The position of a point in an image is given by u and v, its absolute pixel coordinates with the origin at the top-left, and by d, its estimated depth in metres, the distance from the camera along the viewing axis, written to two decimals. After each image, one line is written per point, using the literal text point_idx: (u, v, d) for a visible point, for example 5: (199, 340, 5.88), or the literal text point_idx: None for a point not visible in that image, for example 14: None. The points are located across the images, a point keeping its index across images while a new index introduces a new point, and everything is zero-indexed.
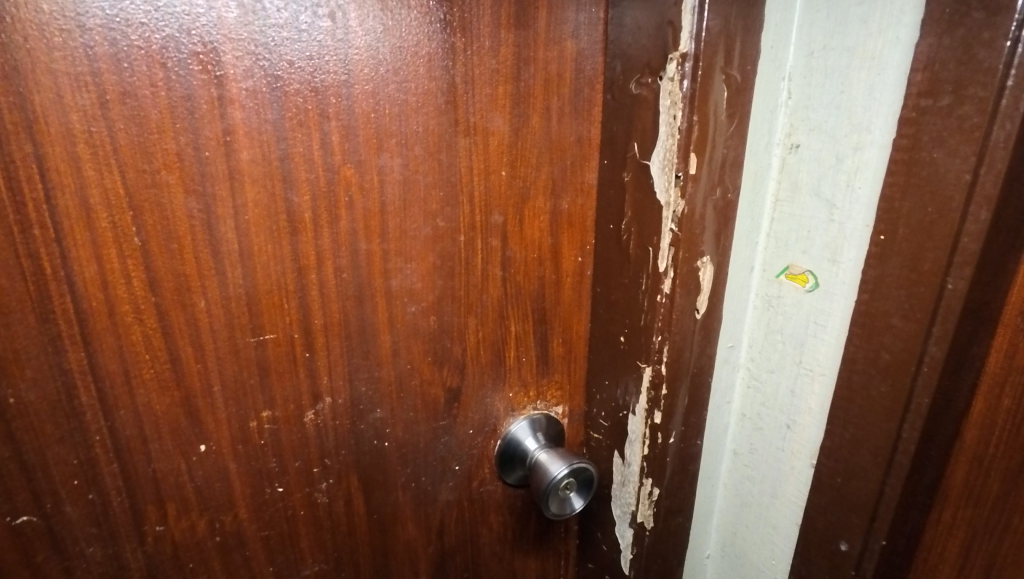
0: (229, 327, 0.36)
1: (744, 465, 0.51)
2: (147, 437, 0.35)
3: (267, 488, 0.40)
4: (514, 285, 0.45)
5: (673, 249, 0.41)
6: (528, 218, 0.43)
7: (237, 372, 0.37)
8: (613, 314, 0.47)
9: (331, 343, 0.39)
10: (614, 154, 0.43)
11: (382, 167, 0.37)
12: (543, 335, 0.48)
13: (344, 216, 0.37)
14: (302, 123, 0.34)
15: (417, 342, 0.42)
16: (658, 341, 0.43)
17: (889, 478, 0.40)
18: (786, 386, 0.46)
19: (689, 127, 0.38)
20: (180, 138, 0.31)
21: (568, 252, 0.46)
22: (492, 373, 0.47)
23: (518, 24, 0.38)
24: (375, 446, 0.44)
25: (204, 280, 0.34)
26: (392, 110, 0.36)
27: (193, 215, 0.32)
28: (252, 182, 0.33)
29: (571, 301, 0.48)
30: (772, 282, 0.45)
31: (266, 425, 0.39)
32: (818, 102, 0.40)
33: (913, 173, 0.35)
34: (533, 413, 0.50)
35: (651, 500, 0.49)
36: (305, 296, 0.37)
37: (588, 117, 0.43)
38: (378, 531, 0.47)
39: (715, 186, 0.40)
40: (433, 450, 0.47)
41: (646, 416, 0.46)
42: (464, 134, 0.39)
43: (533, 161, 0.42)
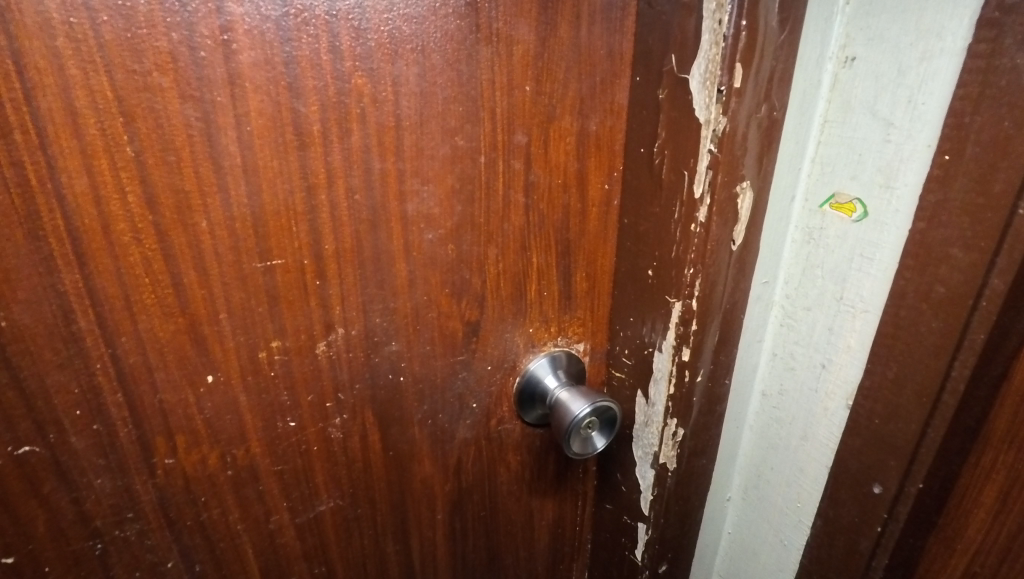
0: (235, 251, 0.33)
1: (772, 407, 0.49)
2: (152, 366, 0.33)
3: (279, 422, 0.39)
4: (537, 214, 0.42)
5: (712, 173, 0.38)
6: (553, 139, 0.40)
7: (245, 299, 0.35)
8: (642, 246, 0.44)
9: (344, 270, 0.37)
10: (649, 70, 0.39)
11: (397, 77, 0.33)
12: (567, 268, 0.45)
13: (356, 130, 0.34)
14: (308, 22, 0.30)
15: (435, 273, 0.40)
16: (690, 274, 0.41)
17: (932, 419, 0.38)
18: (823, 324, 0.44)
19: (737, 33, 0.34)
20: (173, 35, 0.28)
21: (594, 178, 0.43)
22: (512, 308, 0.44)
23: None
24: (391, 381, 0.42)
25: (206, 198, 0.31)
26: (407, 11, 0.32)
27: (191, 123, 0.30)
28: (255, 89, 0.30)
29: (596, 233, 0.45)
30: (814, 213, 0.42)
31: (276, 356, 0.37)
32: (881, 7, 0.35)
33: (989, 83, 0.31)
34: (555, 350, 0.48)
35: (675, 441, 0.47)
36: (315, 219, 0.35)
37: (621, 28, 0.39)
38: (395, 468, 0.46)
39: (761, 103, 0.37)
40: (451, 387, 0.45)
41: (673, 354, 0.44)
42: (486, 43, 0.35)
43: (560, 76, 0.38)
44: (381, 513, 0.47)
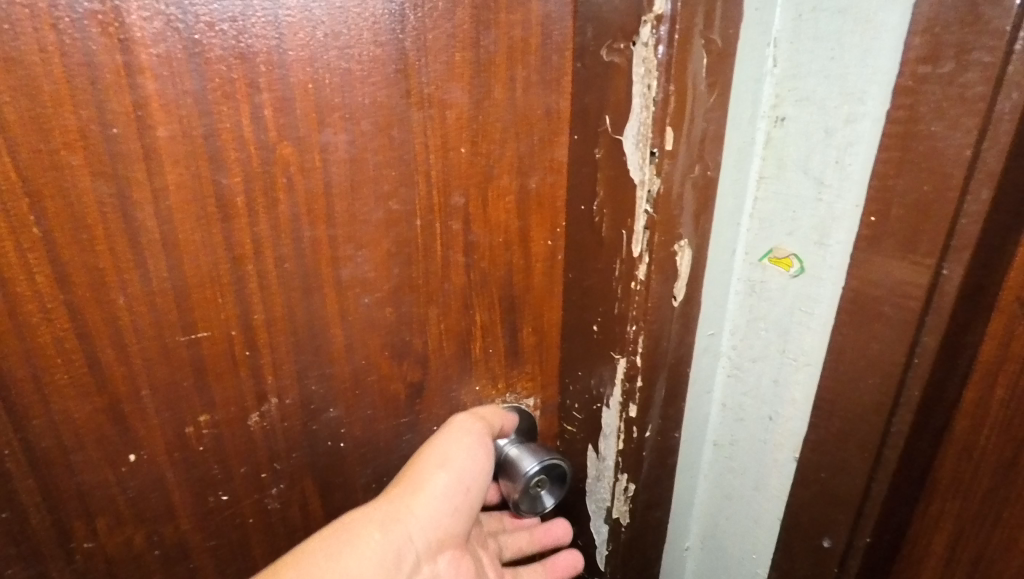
0: (157, 325, 0.32)
1: (725, 456, 0.49)
2: (69, 448, 0.32)
3: (210, 496, 0.37)
4: (479, 272, 0.41)
5: (649, 232, 0.38)
6: (493, 198, 0.40)
7: (170, 374, 0.33)
8: (587, 302, 0.43)
9: (276, 338, 0.36)
10: (586, 129, 0.39)
11: (326, 144, 0.33)
12: (514, 325, 0.45)
13: (284, 200, 0.33)
14: (229, 94, 0.30)
15: (374, 336, 0.39)
16: (633, 331, 0.41)
17: (876, 473, 0.38)
18: (768, 376, 0.44)
19: (666, 97, 0.34)
20: (82, 113, 0.27)
21: (537, 235, 0.42)
22: (457, 367, 0.44)
23: None
24: (330, 448, 0.41)
25: (123, 273, 0.30)
26: (334, 80, 0.32)
27: (104, 199, 0.29)
28: (174, 163, 0.30)
29: (543, 288, 0.44)
30: (755, 266, 0.42)
31: (206, 430, 0.36)
32: (806, 70, 0.36)
33: (909, 148, 0.32)
34: (505, 404, 0.47)
35: (627, 495, 0.47)
36: (244, 290, 0.34)
37: (558, 88, 0.38)
38: None
39: (695, 163, 0.37)
40: (396, 449, 0.44)
41: (621, 410, 0.44)
42: (418, 107, 0.35)
43: (497, 137, 0.38)
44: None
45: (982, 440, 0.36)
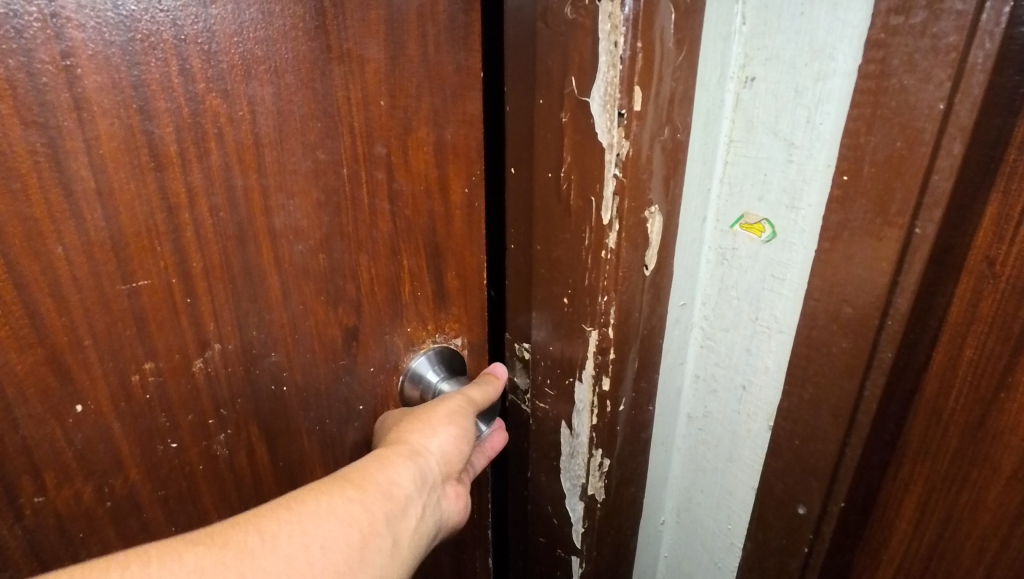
0: (96, 276, 0.30)
1: (698, 429, 0.48)
2: (11, 404, 0.29)
3: (159, 446, 0.35)
4: (404, 220, 0.40)
5: (618, 199, 0.36)
6: (413, 149, 0.38)
7: (111, 323, 0.31)
8: (556, 274, 0.42)
9: (215, 286, 0.34)
10: (550, 92, 0.38)
11: (252, 97, 0.31)
12: (438, 269, 0.44)
13: (215, 150, 0.31)
14: (157, 47, 0.27)
15: (309, 283, 0.37)
16: (604, 302, 0.39)
17: (850, 439, 0.38)
18: (740, 345, 0.43)
19: (633, 55, 0.33)
20: (8, 61, 0.24)
21: (455, 183, 0.42)
22: (388, 313, 0.42)
23: None
24: (271, 392, 0.39)
25: (59, 224, 0.28)
26: (257, 37, 0.30)
27: (37, 149, 0.26)
28: (104, 113, 0.27)
29: (462, 235, 0.44)
30: (726, 233, 0.41)
31: (151, 378, 0.33)
32: (775, 28, 0.35)
33: (881, 104, 0.31)
34: (437, 346, 0.46)
35: (602, 472, 0.46)
36: (180, 239, 0.31)
37: (466, 46, 0.38)
38: (286, 479, 0.43)
39: (663, 125, 0.35)
40: (335, 393, 0.42)
41: (593, 384, 0.43)
42: (338, 62, 0.33)
43: (413, 92, 0.37)
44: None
45: (950, 402, 0.36)
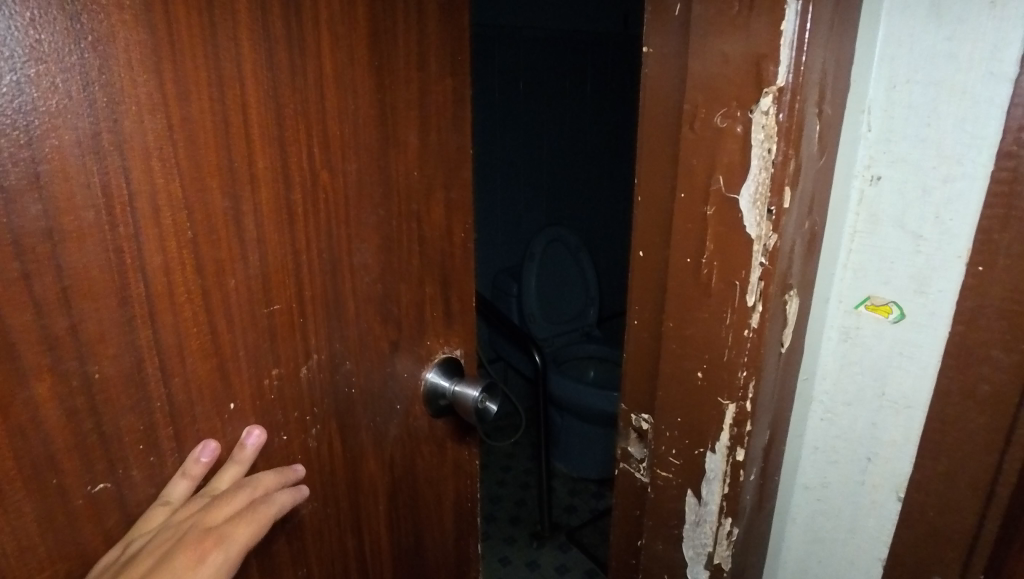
0: (250, 302, 0.38)
1: (816, 499, 0.50)
2: (193, 401, 0.37)
3: (274, 438, 0.42)
4: (429, 257, 0.50)
5: (763, 283, 0.40)
6: (433, 205, 0.49)
7: (256, 339, 0.39)
8: (687, 349, 0.46)
9: (315, 309, 0.42)
10: (693, 187, 0.42)
11: (346, 171, 0.41)
12: (446, 296, 0.53)
13: (323, 210, 0.40)
14: (297, 138, 0.38)
15: (371, 307, 0.46)
16: (744, 376, 0.43)
17: (989, 510, 0.40)
18: (865, 419, 0.45)
19: (785, 160, 0.37)
20: (220, 152, 0.34)
21: (457, 230, 0.52)
22: (416, 330, 0.50)
23: (421, 68, 0.45)
24: (346, 394, 0.46)
25: (233, 262, 0.36)
26: (350, 131, 0.41)
27: (228, 212, 0.35)
28: (266, 185, 0.37)
29: (462, 268, 0.54)
30: (850, 314, 0.44)
31: (275, 382, 0.41)
32: (901, 135, 0.39)
33: (1015, 207, 0.36)
34: (448, 357, 0.54)
35: (730, 541, 0.48)
36: (300, 273, 0.40)
37: (462, 130, 0.50)
38: (350, 469, 0.48)
39: (805, 219, 0.40)
40: (383, 393, 0.49)
41: (727, 454, 0.45)
42: (393, 145, 0.44)
43: (432, 165, 0.48)
44: (345, 522, 0.49)
45: None
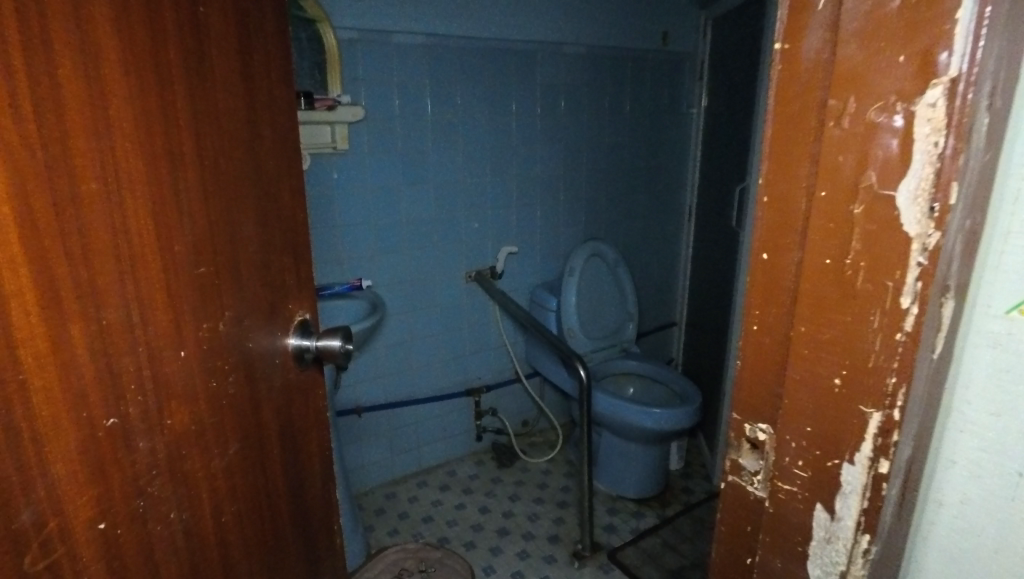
0: (191, 269, 0.55)
1: (954, 513, 0.48)
2: (161, 346, 0.52)
3: (211, 382, 0.59)
4: (280, 235, 0.72)
5: (921, 284, 0.38)
6: (278, 194, 0.71)
7: (196, 298, 0.56)
8: (824, 354, 0.44)
9: (224, 275, 0.60)
10: (835, 186, 0.41)
11: (235, 171, 0.61)
12: (293, 267, 0.76)
13: (223, 199, 0.59)
14: (206, 145, 0.56)
15: (254, 273, 0.66)
16: (894, 384, 0.41)
17: None
18: (1017, 432, 0.43)
19: (953, 155, 0.36)
20: (167, 155, 0.51)
21: (292, 216, 0.75)
22: (278, 291, 0.72)
23: (265, 96, 0.67)
24: (246, 346, 0.65)
25: (178, 238, 0.53)
26: (233, 141, 0.61)
27: (174, 200, 0.52)
28: (193, 180, 0.54)
29: (297, 246, 0.77)
30: (1000, 319, 0.43)
31: (206, 334, 0.58)
32: None
33: None
34: (303, 318, 0.79)
35: (866, 559, 0.45)
36: (216, 246, 0.58)
37: (288, 139, 0.74)
38: (253, 410, 0.67)
39: (965, 217, 0.38)
40: (265, 344, 0.69)
41: (869, 467, 0.43)
42: (256, 151, 0.65)
43: (275, 166, 0.70)
44: (252, 455, 0.67)
45: None
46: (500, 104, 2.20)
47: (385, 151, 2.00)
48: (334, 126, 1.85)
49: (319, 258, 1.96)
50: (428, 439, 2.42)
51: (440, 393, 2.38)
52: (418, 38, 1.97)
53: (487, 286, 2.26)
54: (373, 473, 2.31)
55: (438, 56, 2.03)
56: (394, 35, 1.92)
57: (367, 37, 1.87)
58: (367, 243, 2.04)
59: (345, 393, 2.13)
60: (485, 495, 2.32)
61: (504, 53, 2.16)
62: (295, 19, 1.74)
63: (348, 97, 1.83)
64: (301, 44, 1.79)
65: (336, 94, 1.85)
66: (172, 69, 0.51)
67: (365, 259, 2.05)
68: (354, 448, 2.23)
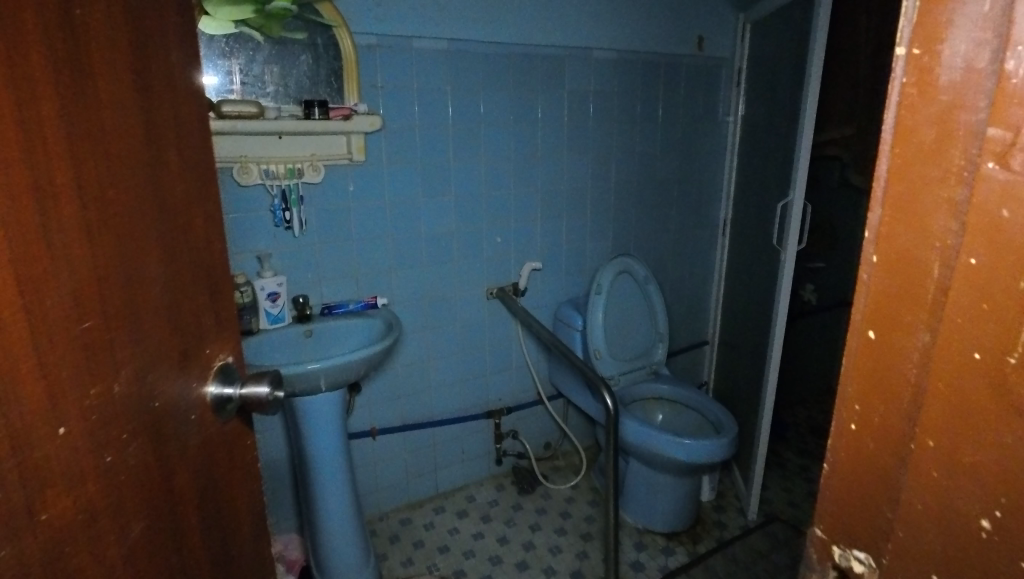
0: (67, 325, 0.45)
1: None
2: (26, 424, 0.42)
3: (103, 457, 0.49)
4: (198, 268, 0.63)
5: None
6: (196, 221, 0.62)
7: (77, 359, 0.46)
8: (957, 485, 0.32)
9: (119, 326, 0.50)
10: (982, 254, 0.29)
11: (134, 201, 0.52)
12: (214, 303, 0.67)
13: (118, 236, 0.50)
14: (91, 173, 0.47)
15: (162, 318, 0.57)
16: None
17: None
18: None
19: None
20: (29, 189, 0.41)
21: (216, 245, 0.66)
22: (195, 333, 0.63)
23: (177, 109, 0.59)
24: (151, 406, 0.55)
25: (49, 290, 0.43)
26: (131, 165, 0.52)
27: (40, 244, 0.42)
28: (70, 217, 0.45)
29: (222, 278, 0.68)
30: None
31: (93, 400, 0.48)
32: None
33: None
34: (224, 363, 0.69)
35: None
36: (107, 293, 0.49)
37: (209, 154, 0.65)
38: (165, 480, 0.57)
39: None
40: (180, 397, 0.60)
41: None
42: (164, 174, 0.56)
43: (192, 188, 0.61)
44: (166, 534, 0.57)
45: None
46: (526, 112, 2.08)
47: (405, 162, 1.90)
48: (350, 135, 1.77)
49: (334, 273, 1.88)
50: (445, 462, 2.31)
51: (459, 415, 2.27)
52: (440, 44, 1.87)
53: (509, 303, 2.15)
54: (389, 497, 2.21)
55: (461, 62, 1.92)
56: (415, 41, 1.82)
57: (386, 42, 1.78)
58: (384, 258, 1.95)
59: (359, 414, 2.04)
60: (505, 524, 2.19)
61: (530, 59, 2.04)
62: (310, 24, 1.67)
63: (365, 106, 1.73)
64: (318, 50, 1.71)
65: (353, 102, 1.76)
66: (35, 87, 0.42)
67: (383, 275, 1.96)
68: (369, 470, 2.13)
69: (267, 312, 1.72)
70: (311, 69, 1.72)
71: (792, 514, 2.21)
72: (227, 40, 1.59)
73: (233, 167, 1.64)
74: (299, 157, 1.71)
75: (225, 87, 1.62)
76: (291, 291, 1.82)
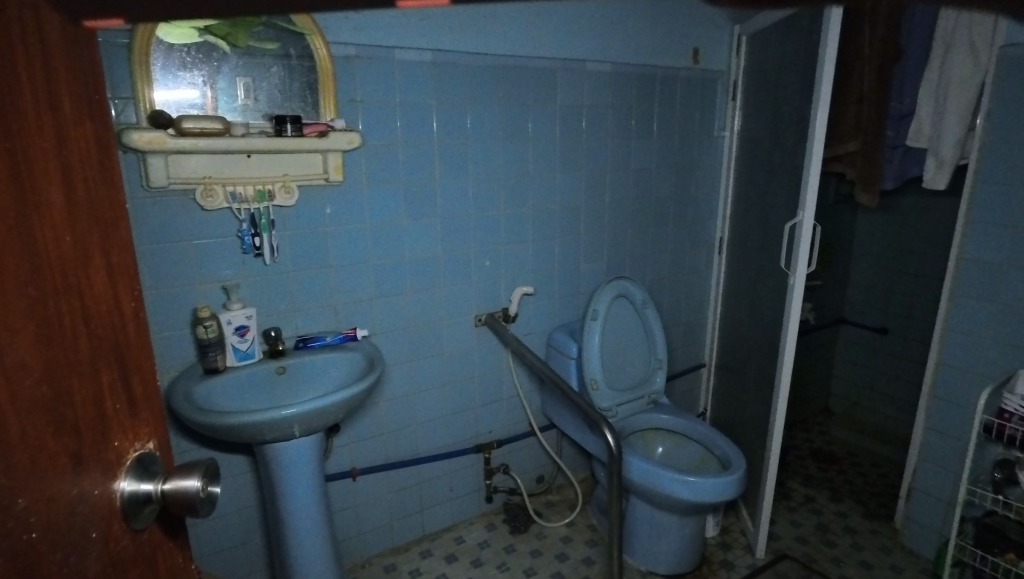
0: None
1: None
2: None
3: None
4: (96, 338, 0.48)
5: None
6: (93, 273, 0.47)
7: None
8: None
9: None
10: None
11: None
12: (125, 375, 0.51)
13: None
14: None
15: (38, 415, 0.42)
16: None
17: None
18: None
19: None
20: None
21: (125, 301, 0.51)
22: (96, 422, 0.48)
23: (55, 114, 0.43)
24: (27, 542, 0.41)
25: None
26: None
27: None
28: None
29: (136, 340, 0.52)
30: None
31: None
32: None
33: None
34: (143, 454, 0.53)
35: None
36: None
37: (110, 179, 0.49)
38: None
39: None
40: (73, 517, 0.45)
41: None
42: (36, 211, 0.41)
43: (82, 227, 0.46)
44: None
45: None
46: (516, 128, 1.96)
47: (388, 182, 1.76)
48: (326, 153, 1.62)
49: (311, 303, 1.72)
50: (433, 502, 2.14)
51: (447, 450, 2.11)
52: (424, 55, 1.73)
53: (499, 330, 2.01)
54: (372, 542, 2.04)
55: (448, 74, 1.78)
56: (397, 52, 1.68)
57: (367, 53, 1.64)
58: (365, 284, 1.80)
59: (338, 455, 1.88)
60: (497, 569, 2.02)
61: (523, 73, 1.92)
62: (282, 33, 1.52)
63: (342, 124, 1.61)
64: (291, 61, 1.56)
65: (329, 119, 1.62)
66: None
67: (364, 303, 1.81)
68: (349, 515, 1.96)
69: (235, 349, 1.55)
70: (283, 81, 1.56)
71: (802, 550, 2.08)
72: (190, 50, 1.44)
73: (196, 189, 1.48)
74: (270, 177, 1.55)
75: (190, 102, 1.46)
76: (262, 323, 1.66)
